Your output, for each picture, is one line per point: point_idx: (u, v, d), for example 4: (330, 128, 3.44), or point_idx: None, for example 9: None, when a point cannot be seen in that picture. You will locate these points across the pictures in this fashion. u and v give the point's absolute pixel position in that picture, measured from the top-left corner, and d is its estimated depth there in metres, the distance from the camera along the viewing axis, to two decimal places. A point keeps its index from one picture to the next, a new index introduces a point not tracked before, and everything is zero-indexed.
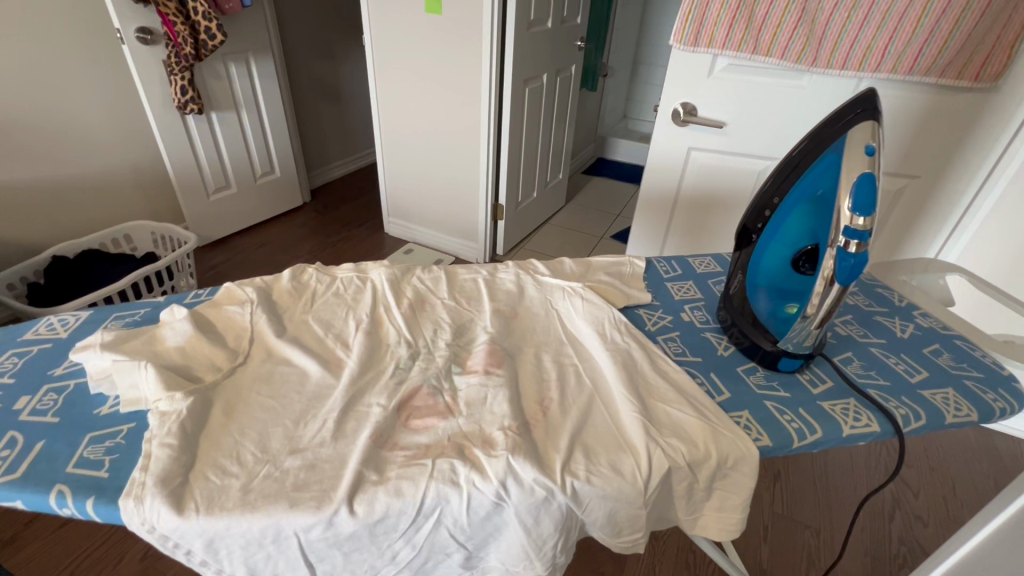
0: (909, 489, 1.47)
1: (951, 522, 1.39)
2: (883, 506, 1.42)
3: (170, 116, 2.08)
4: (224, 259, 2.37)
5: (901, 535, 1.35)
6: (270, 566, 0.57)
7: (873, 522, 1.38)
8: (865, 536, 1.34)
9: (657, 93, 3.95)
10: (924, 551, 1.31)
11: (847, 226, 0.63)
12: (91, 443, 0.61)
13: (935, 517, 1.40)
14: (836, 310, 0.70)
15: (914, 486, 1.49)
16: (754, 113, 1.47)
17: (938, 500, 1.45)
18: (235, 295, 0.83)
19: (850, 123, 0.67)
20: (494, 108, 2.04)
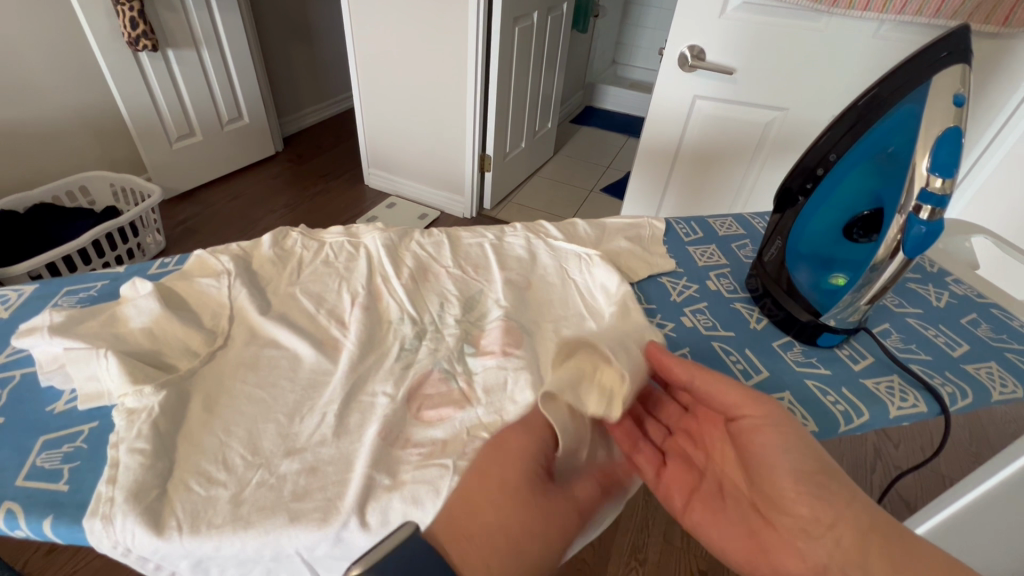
0: (891, 441, 1.49)
1: (930, 473, 1.41)
2: (866, 458, 1.44)
3: (120, 54, 1.84)
4: (193, 213, 2.19)
5: (883, 485, 1.36)
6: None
7: (855, 471, 1.39)
8: None
9: (648, 35, 3.72)
10: (907, 504, 1.32)
11: (923, 189, 0.55)
12: (46, 449, 0.52)
13: (915, 468, 1.42)
14: (894, 285, 0.63)
15: (895, 437, 1.51)
16: (771, 59, 1.34)
17: (918, 451, 1.47)
18: (208, 264, 0.72)
19: (929, 69, 0.58)
20: (482, 49, 1.85)
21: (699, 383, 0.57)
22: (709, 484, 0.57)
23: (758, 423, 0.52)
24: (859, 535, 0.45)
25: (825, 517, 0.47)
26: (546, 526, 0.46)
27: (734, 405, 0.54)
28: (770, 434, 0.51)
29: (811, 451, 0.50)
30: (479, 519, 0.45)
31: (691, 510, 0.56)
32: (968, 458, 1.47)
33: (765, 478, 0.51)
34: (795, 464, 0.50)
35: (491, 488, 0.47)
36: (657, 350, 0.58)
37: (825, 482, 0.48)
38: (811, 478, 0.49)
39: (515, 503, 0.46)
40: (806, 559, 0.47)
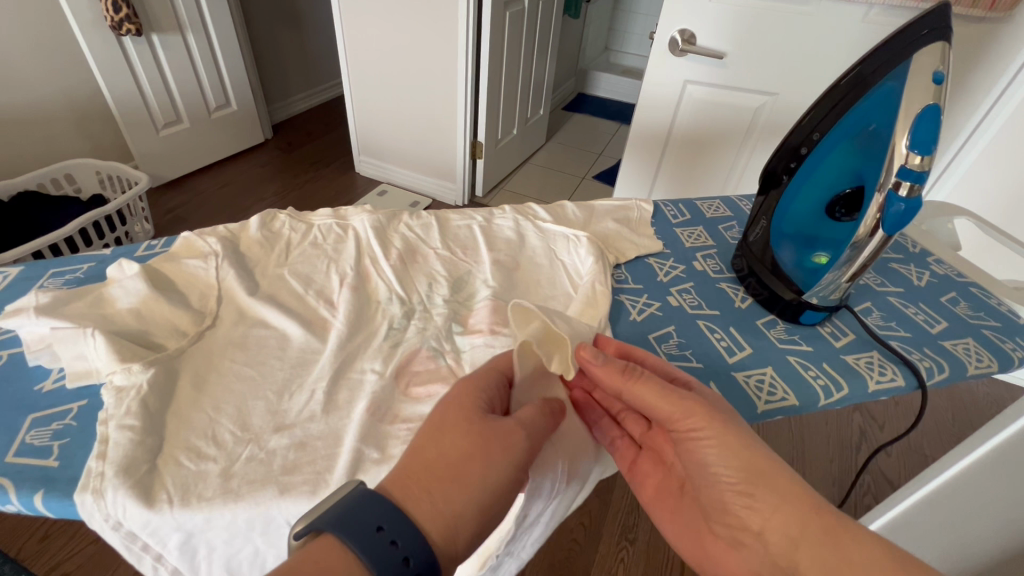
0: (876, 422, 1.52)
1: (913, 453, 1.44)
2: (851, 439, 1.46)
3: (103, 39, 1.81)
4: (181, 201, 2.17)
5: (867, 465, 1.39)
6: (260, 560, 0.51)
7: (840, 452, 1.42)
8: (834, 467, 1.38)
9: (641, 22, 3.70)
10: (889, 481, 1.35)
11: (901, 166, 0.56)
12: (35, 426, 0.52)
13: (899, 448, 1.45)
14: (873, 262, 0.64)
15: (880, 419, 1.54)
16: (762, 43, 1.34)
17: (902, 432, 1.50)
18: (195, 246, 0.72)
19: (911, 47, 0.58)
20: (473, 34, 1.84)
21: (628, 391, 0.53)
22: (672, 481, 0.57)
23: (693, 437, 0.50)
24: (788, 544, 0.46)
25: (756, 526, 0.48)
26: (488, 447, 0.46)
27: (670, 418, 0.51)
28: (705, 446, 0.50)
29: (742, 457, 0.48)
30: (424, 453, 0.46)
31: (655, 509, 0.58)
32: (950, 438, 1.50)
33: (706, 485, 0.51)
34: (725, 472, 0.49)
35: (448, 437, 0.47)
36: (586, 356, 0.53)
37: (754, 490, 0.48)
38: (742, 486, 0.48)
39: (457, 432, 0.47)
40: (744, 563, 0.49)
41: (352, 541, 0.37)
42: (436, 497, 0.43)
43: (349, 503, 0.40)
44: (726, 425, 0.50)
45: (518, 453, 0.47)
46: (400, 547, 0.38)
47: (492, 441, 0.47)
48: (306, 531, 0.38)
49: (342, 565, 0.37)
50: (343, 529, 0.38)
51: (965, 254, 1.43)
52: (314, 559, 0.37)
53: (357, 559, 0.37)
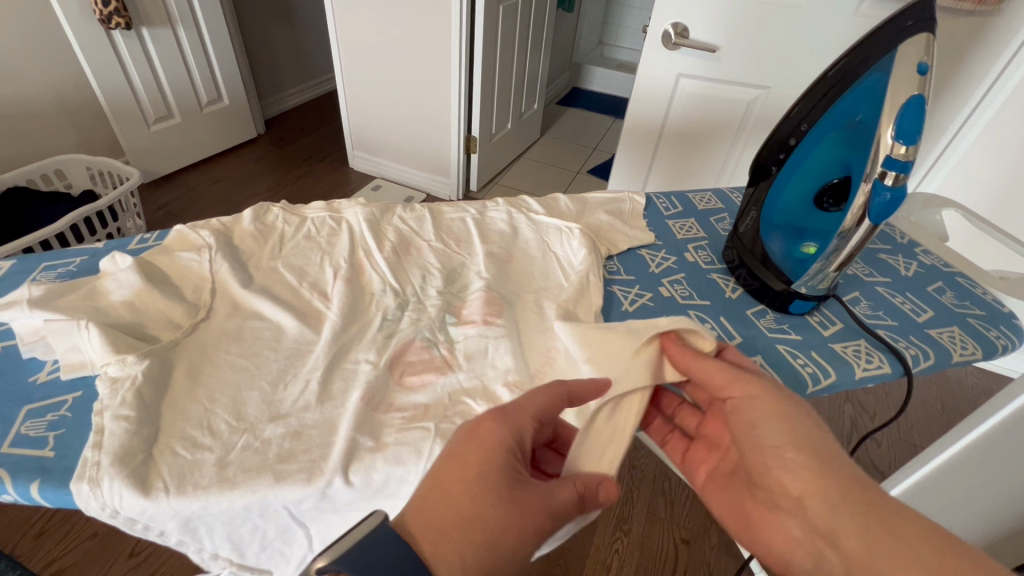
0: (867, 413, 1.54)
1: (902, 442, 1.46)
2: (842, 429, 1.48)
3: (93, 33, 1.79)
4: (173, 197, 2.16)
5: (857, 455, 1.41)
6: (259, 532, 0.51)
7: None
8: None
9: (635, 16, 3.69)
10: (879, 471, 1.37)
11: (887, 156, 0.57)
12: (30, 417, 0.52)
13: (889, 438, 1.47)
14: (860, 252, 0.65)
15: (871, 409, 1.55)
16: (754, 37, 1.35)
17: (893, 423, 1.52)
18: (189, 239, 0.72)
19: (896, 39, 0.59)
20: (466, 28, 1.83)
21: (694, 366, 0.53)
22: (728, 464, 0.55)
23: (746, 401, 0.50)
24: (830, 513, 0.44)
25: (795, 491, 0.46)
26: (517, 518, 0.42)
27: (720, 386, 0.52)
28: (755, 408, 0.49)
29: (791, 420, 0.48)
30: (453, 505, 0.42)
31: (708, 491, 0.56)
32: (939, 427, 1.52)
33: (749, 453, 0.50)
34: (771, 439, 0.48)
35: (472, 489, 0.42)
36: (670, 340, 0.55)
37: (798, 453, 0.47)
38: (788, 451, 0.47)
39: (484, 490, 0.42)
40: (786, 532, 0.47)
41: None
42: (464, 562, 0.40)
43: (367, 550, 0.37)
44: (778, 391, 0.50)
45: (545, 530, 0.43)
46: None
47: (526, 514, 0.42)
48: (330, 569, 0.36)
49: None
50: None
51: (956, 245, 1.45)
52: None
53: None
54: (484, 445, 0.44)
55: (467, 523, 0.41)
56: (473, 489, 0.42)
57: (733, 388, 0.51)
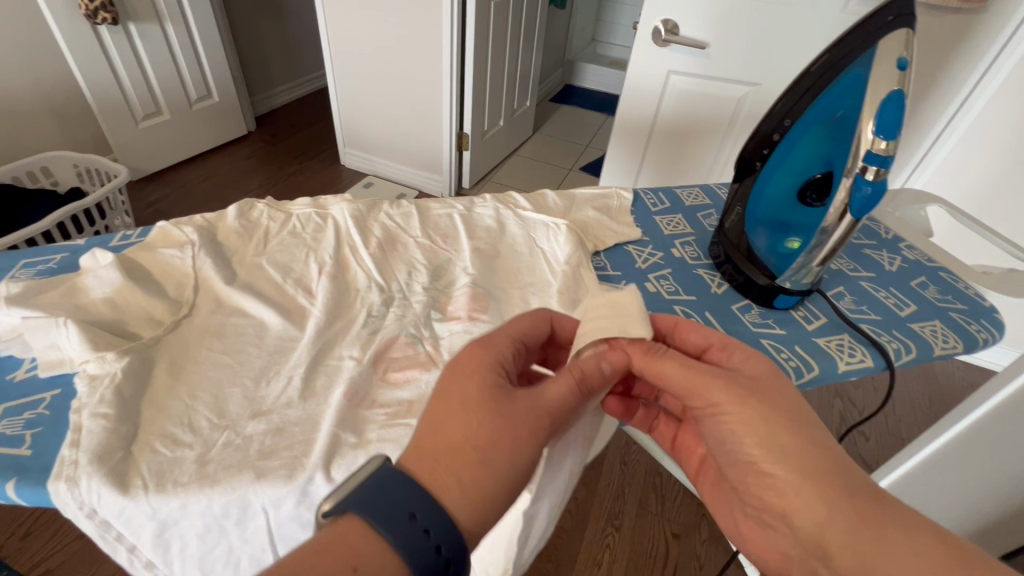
0: (855, 407, 1.55)
1: (890, 436, 1.48)
2: (831, 423, 1.50)
3: (78, 28, 1.76)
4: (162, 194, 2.14)
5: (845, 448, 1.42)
6: (232, 559, 0.52)
7: None
8: None
9: (627, 13, 3.69)
10: (866, 464, 1.38)
11: (868, 151, 0.57)
12: (6, 416, 0.52)
13: (877, 432, 1.48)
14: (842, 246, 0.66)
15: (859, 404, 1.57)
16: (743, 34, 1.35)
17: (881, 417, 1.53)
18: (172, 235, 0.71)
19: (877, 34, 0.59)
20: (458, 25, 1.82)
21: (648, 368, 0.50)
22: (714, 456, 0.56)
23: (710, 411, 0.47)
24: (815, 526, 0.43)
25: (779, 506, 0.45)
26: (512, 428, 0.43)
27: (682, 390, 0.49)
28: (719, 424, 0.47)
29: (760, 430, 0.45)
30: (446, 433, 0.42)
31: (700, 485, 0.58)
32: (926, 420, 1.54)
33: (728, 461, 0.48)
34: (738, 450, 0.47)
35: (457, 419, 0.43)
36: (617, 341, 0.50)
37: (772, 469, 0.45)
38: (765, 464, 0.45)
39: (474, 412, 0.43)
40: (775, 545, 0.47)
41: (387, 533, 0.35)
42: (464, 482, 0.40)
43: (371, 493, 0.37)
44: (749, 398, 0.46)
45: (541, 434, 0.44)
46: (432, 535, 0.36)
47: (518, 422, 0.43)
48: (334, 511, 0.36)
49: (373, 549, 0.35)
50: (377, 519, 0.35)
51: (942, 241, 1.46)
52: (351, 553, 0.35)
53: (391, 547, 0.35)
54: (461, 376, 0.45)
55: (461, 446, 0.41)
56: (462, 416, 0.43)
57: (694, 393, 0.48)
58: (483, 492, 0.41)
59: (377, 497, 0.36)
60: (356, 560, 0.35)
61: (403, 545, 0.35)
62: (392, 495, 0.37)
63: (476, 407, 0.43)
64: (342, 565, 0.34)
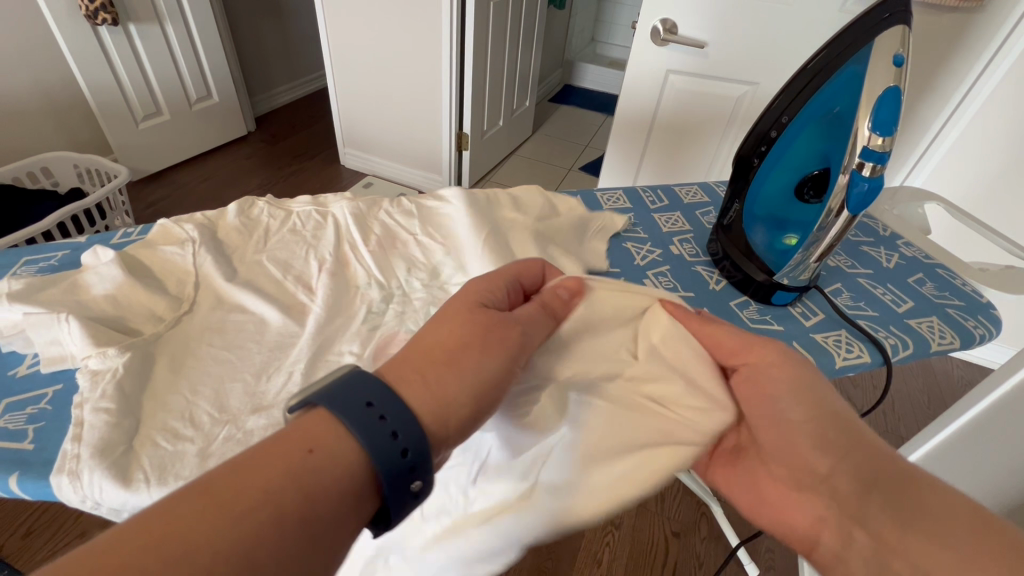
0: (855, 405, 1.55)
1: (890, 434, 1.47)
2: None
3: (78, 30, 1.77)
4: (162, 195, 2.14)
5: None
6: None
7: None
8: None
9: (627, 13, 3.69)
10: None
11: (864, 147, 0.57)
12: (9, 411, 0.53)
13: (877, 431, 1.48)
14: (839, 242, 0.66)
15: (859, 402, 1.57)
16: (741, 34, 1.35)
17: (881, 416, 1.53)
18: (172, 233, 0.72)
19: (874, 31, 0.60)
20: (457, 24, 1.82)
21: (701, 332, 0.54)
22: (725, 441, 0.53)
23: (757, 366, 0.51)
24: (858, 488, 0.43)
25: (823, 467, 0.45)
26: (486, 342, 0.43)
27: (729, 351, 0.53)
28: (769, 375, 0.50)
29: (807, 395, 0.48)
30: (431, 340, 0.43)
31: (712, 470, 0.54)
32: (925, 419, 1.54)
33: (772, 427, 0.49)
34: (789, 408, 0.48)
35: (449, 327, 0.44)
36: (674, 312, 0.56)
37: (823, 430, 0.46)
38: (812, 428, 0.47)
39: (460, 325, 0.44)
40: (808, 510, 0.46)
41: (346, 420, 0.34)
42: (430, 381, 0.40)
43: (329, 387, 0.35)
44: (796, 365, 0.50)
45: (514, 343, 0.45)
46: (389, 421, 0.35)
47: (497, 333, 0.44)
48: (300, 406, 0.35)
49: (335, 438, 0.34)
50: (336, 405, 0.34)
51: (941, 239, 1.46)
52: (309, 438, 0.34)
53: (354, 437, 0.34)
54: (462, 298, 0.47)
55: (441, 353, 0.42)
56: (451, 327, 0.44)
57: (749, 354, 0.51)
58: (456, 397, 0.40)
59: (341, 389, 0.35)
60: (316, 449, 0.33)
61: (361, 431, 0.34)
62: (358, 383, 0.36)
63: (465, 323, 0.44)
64: (298, 449, 0.33)
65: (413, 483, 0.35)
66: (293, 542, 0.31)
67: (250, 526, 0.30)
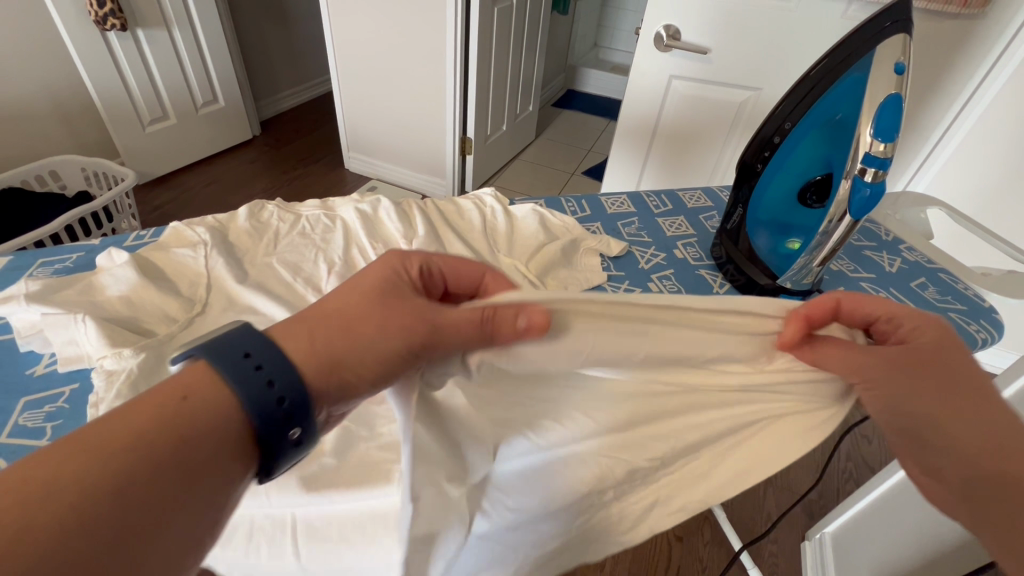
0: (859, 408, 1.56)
1: None
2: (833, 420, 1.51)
3: (87, 36, 1.79)
4: (169, 198, 2.16)
5: (849, 452, 1.44)
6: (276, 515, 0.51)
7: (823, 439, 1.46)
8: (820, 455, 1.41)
9: (630, 19, 3.72)
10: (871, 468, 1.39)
11: (866, 152, 0.58)
12: (28, 409, 0.55)
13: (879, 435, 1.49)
14: (842, 246, 0.66)
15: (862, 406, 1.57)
16: (743, 40, 1.37)
17: None
18: (184, 236, 0.73)
19: (874, 39, 0.61)
20: (461, 30, 1.84)
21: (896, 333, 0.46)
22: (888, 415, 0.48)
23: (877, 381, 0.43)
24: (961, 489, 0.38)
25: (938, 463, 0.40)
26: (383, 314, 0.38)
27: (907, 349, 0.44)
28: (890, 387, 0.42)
29: (919, 395, 0.41)
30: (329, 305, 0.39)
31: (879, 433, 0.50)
32: None
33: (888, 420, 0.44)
34: (901, 406, 0.42)
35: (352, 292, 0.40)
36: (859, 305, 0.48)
37: (927, 430, 0.40)
38: (911, 426, 0.41)
39: (359, 294, 0.40)
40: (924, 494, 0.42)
41: (219, 368, 0.32)
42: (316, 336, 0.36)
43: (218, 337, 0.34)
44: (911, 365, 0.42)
45: (422, 334, 0.38)
46: (265, 371, 0.32)
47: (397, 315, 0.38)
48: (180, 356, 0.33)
49: (212, 394, 0.32)
50: (213, 356, 0.32)
51: (944, 244, 1.47)
52: (183, 385, 0.32)
53: (233, 392, 0.32)
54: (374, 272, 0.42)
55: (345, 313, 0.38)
56: (355, 294, 0.40)
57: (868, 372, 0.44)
58: (351, 370, 0.36)
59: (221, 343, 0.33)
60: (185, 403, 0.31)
61: (240, 387, 0.32)
62: (245, 335, 0.34)
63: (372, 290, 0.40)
64: (172, 397, 0.32)
65: (290, 430, 0.33)
66: (157, 500, 0.29)
67: (98, 484, 0.28)
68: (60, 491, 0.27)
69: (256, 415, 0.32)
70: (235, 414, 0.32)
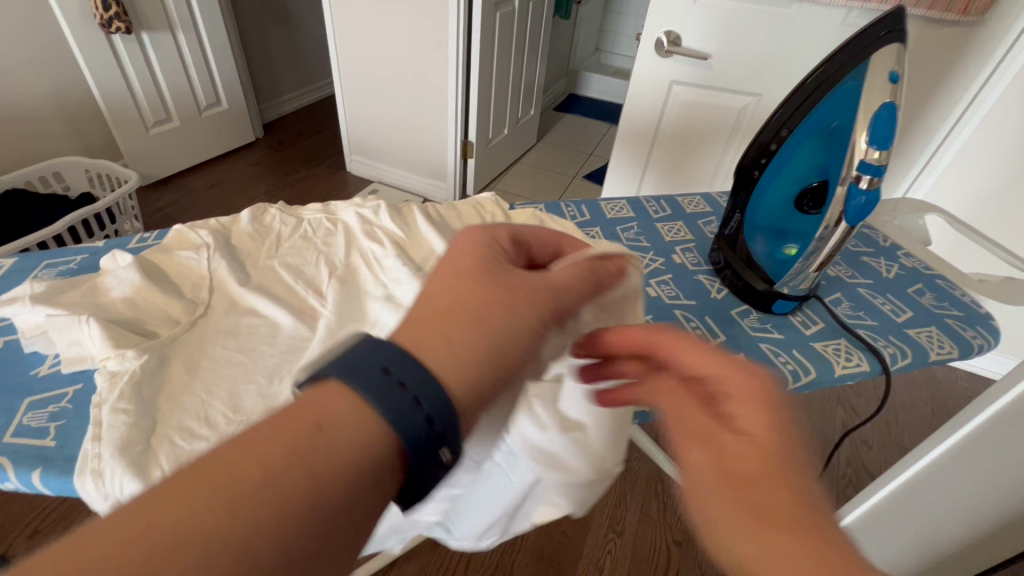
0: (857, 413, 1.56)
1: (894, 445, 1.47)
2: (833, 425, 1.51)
3: (92, 38, 1.81)
4: (171, 200, 2.18)
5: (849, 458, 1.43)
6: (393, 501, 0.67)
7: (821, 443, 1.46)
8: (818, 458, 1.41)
9: (631, 23, 3.74)
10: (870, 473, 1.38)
11: (861, 160, 0.59)
12: (31, 409, 0.55)
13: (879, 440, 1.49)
14: (838, 252, 0.68)
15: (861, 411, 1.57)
16: (743, 46, 1.38)
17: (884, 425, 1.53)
18: (187, 238, 0.74)
19: (870, 48, 0.62)
20: (463, 34, 1.85)
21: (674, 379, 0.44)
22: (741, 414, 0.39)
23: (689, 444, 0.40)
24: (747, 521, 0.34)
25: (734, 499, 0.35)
26: (508, 293, 0.39)
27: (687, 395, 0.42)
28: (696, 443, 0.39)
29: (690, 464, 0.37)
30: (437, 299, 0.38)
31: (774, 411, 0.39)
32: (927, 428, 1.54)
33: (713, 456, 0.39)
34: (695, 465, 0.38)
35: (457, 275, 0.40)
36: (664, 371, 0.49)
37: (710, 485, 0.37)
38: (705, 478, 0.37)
39: (469, 278, 0.40)
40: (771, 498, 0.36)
41: (363, 392, 0.30)
42: (454, 343, 0.35)
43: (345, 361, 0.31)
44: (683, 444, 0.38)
45: (545, 302, 0.41)
46: (415, 397, 0.30)
47: (516, 287, 0.40)
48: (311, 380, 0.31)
49: (352, 416, 0.30)
50: (352, 379, 0.30)
51: (943, 250, 1.47)
52: (318, 411, 0.30)
53: (382, 419, 0.30)
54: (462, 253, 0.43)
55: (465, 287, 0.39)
56: (465, 278, 0.40)
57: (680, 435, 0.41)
58: (505, 360, 0.36)
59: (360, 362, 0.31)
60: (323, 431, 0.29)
61: (388, 410, 0.29)
62: (380, 348, 0.32)
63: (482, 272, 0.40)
64: (307, 424, 0.29)
65: (441, 451, 0.31)
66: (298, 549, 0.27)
67: (244, 531, 0.25)
68: (197, 529, 0.25)
69: (405, 435, 0.29)
70: (382, 441, 0.30)
